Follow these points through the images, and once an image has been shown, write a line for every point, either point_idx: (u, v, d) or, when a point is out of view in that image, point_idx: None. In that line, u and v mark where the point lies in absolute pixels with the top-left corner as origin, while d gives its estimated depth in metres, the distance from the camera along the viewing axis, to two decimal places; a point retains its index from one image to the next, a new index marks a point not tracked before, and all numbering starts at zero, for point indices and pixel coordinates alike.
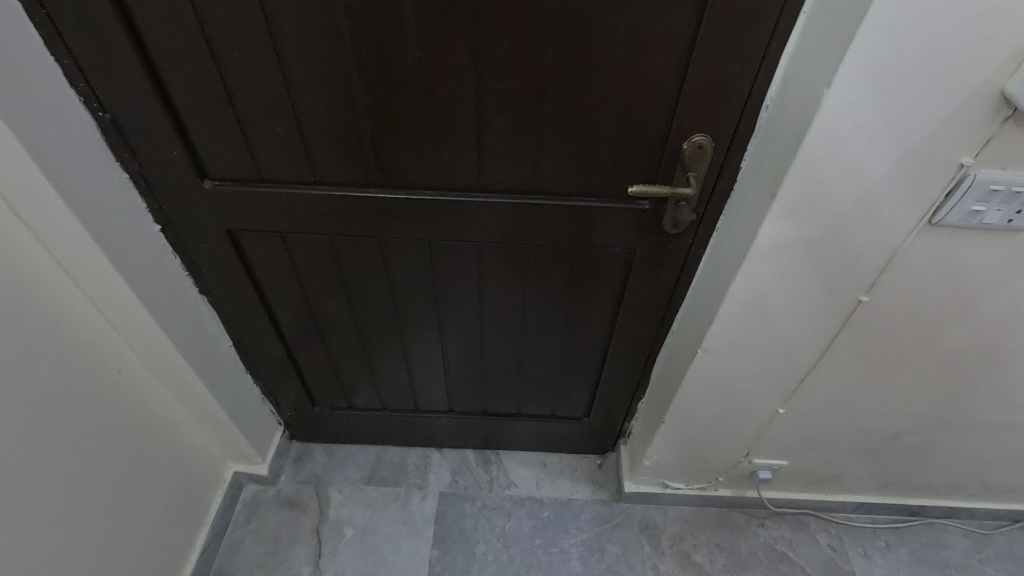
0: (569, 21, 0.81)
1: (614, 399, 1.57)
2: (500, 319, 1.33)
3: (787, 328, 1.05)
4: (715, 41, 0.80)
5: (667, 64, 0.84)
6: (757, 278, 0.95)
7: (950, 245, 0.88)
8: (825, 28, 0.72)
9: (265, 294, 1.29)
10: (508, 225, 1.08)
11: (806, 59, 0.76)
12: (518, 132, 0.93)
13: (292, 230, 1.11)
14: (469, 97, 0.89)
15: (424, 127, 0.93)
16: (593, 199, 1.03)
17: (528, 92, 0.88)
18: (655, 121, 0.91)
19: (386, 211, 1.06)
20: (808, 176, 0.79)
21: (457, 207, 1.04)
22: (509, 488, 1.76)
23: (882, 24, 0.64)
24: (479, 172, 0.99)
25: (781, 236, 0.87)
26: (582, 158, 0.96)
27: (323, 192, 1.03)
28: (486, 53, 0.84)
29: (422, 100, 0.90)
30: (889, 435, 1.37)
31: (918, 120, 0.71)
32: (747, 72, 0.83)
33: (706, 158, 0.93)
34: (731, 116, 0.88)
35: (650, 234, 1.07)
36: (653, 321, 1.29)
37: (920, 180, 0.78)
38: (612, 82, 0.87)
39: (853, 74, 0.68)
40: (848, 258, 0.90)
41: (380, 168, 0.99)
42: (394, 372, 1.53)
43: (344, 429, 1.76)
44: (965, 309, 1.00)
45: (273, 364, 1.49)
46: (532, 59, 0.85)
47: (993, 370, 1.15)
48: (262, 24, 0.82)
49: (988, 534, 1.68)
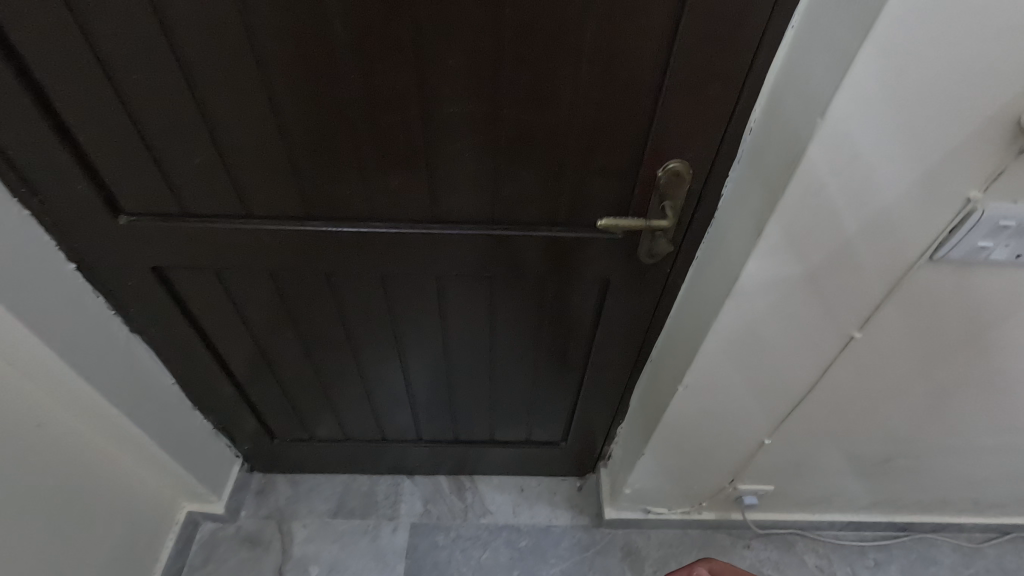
0: (525, 37, 0.70)
1: (593, 424, 1.49)
2: (466, 349, 1.23)
3: (774, 364, 0.97)
4: (693, 58, 0.70)
5: (638, 84, 0.74)
6: (741, 316, 0.86)
7: (953, 281, 0.79)
8: (818, 46, 0.62)
9: (205, 331, 1.17)
10: (468, 258, 0.98)
11: (796, 79, 0.66)
12: (473, 159, 0.82)
13: (227, 265, 1.00)
14: (415, 121, 0.78)
15: (366, 155, 0.82)
16: (560, 228, 0.93)
17: (482, 116, 0.77)
18: (626, 146, 0.81)
19: (331, 245, 0.95)
20: (797, 213, 0.70)
21: (410, 238, 0.94)
22: (485, 515, 1.67)
23: (886, 45, 0.54)
24: (432, 202, 0.89)
25: (768, 274, 0.78)
26: (546, 186, 0.86)
27: (257, 226, 0.92)
28: (431, 73, 0.73)
29: (360, 125, 0.78)
30: (880, 459, 1.31)
31: (925, 151, 0.62)
32: (729, 91, 0.73)
33: (682, 185, 0.82)
34: (711, 139, 0.78)
35: (624, 262, 0.98)
36: (631, 348, 1.20)
37: (923, 215, 0.69)
38: (577, 104, 0.76)
39: (849, 103, 0.58)
40: (841, 293, 0.82)
41: (320, 200, 0.88)
42: (356, 403, 1.42)
43: (308, 459, 1.66)
44: (964, 342, 0.92)
45: (223, 399, 1.38)
46: (485, 79, 0.74)
47: (990, 397, 1.08)
48: (166, 43, 0.70)
49: (976, 547, 1.64)
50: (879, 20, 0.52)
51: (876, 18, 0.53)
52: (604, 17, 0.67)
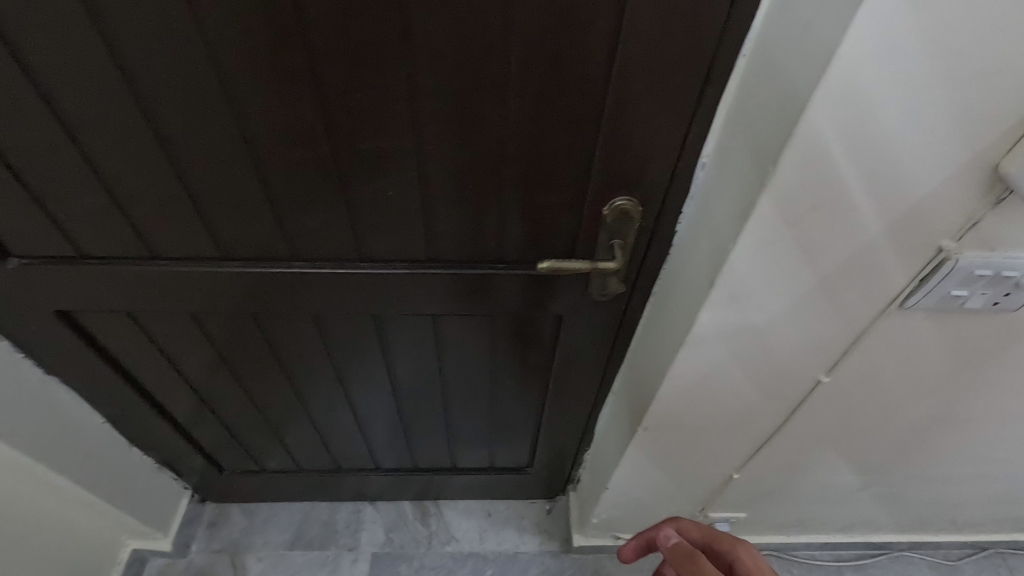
0: (441, 70, 0.60)
1: (559, 451, 1.42)
2: (416, 383, 1.16)
3: (738, 406, 0.90)
4: (635, 91, 0.61)
5: (576, 120, 0.64)
6: (699, 363, 0.79)
7: (925, 326, 0.72)
8: (771, 83, 0.54)
9: (129, 371, 1.08)
10: (405, 297, 0.89)
11: (748, 117, 0.59)
12: (398, 199, 0.73)
13: (140, 309, 0.91)
14: (327, 159, 0.69)
15: (278, 194, 0.73)
16: (503, 267, 0.84)
17: (402, 154, 0.68)
18: (568, 184, 0.72)
19: (251, 286, 0.86)
20: (753, 263, 0.62)
21: (337, 279, 0.85)
22: (449, 543, 1.60)
23: (843, 90, 0.47)
24: (358, 242, 0.80)
25: (724, 323, 0.71)
26: (483, 225, 0.77)
27: (165, 268, 0.83)
28: (338, 109, 0.64)
29: (266, 163, 0.69)
30: (854, 487, 1.25)
31: (891, 201, 0.55)
32: (677, 125, 0.64)
33: (631, 224, 0.74)
34: (661, 177, 0.70)
35: (577, 300, 0.90)
36: (591, 379, 1.14)
37: (891, 264, 0.62)
38: (509, 142, 0.67)
39: (803, 150, 0.51)
40: (805, 340, 0.74)
41: (233, 241, 0.79)
42: (306, 435, 1.34)
43: (262, 490, 1.57)
44: (939, 383, 0.85)
45: (161, 436, 1.29)
46: (399, 116, 0.64)
47: (967, 431, 1.02)
48: (27, 77, 0.60)
49: (953, 564, 1.61)
50: (834, 64, 0.45)
51: (831, 60, 0.45)
52: (529, 48, 0.58)
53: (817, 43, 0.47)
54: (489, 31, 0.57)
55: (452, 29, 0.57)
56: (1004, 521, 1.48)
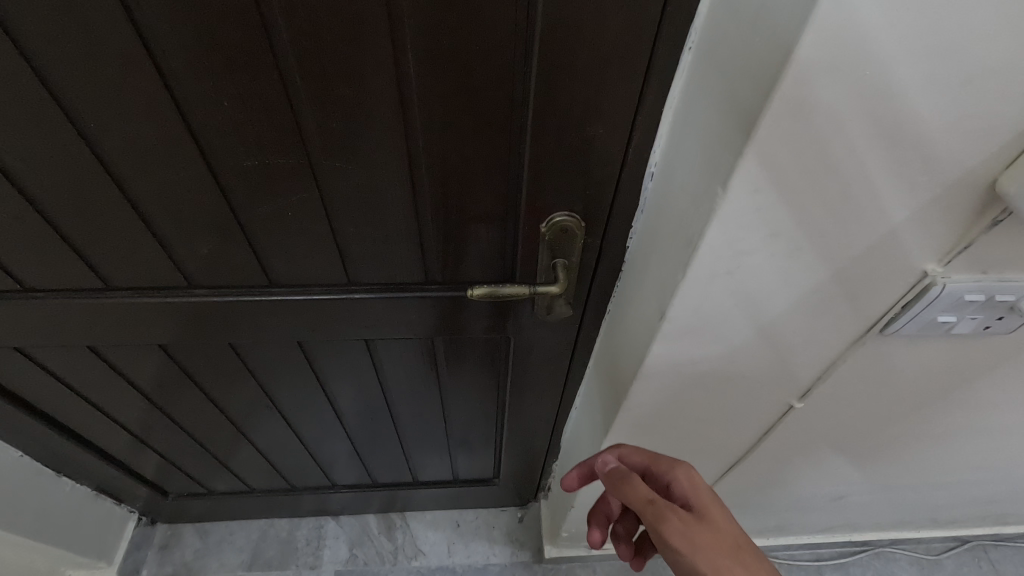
0: (320, 74, 0.49)
1: (525, 463, 1.34)
2: (361, 403, 1.06)
3: (704, 431, 0.82)
4: (562, 93, 0.50)
5: (496, 125, 0.54)
6: (657, 394, 0.70)
7: (907, 350, 0.64)
8: (716, 87, 0.44)
9: (37, 403, 0.98)
10: (330, 323, 0.79)
11: (693, 126, 0.48)
12: (299, 218, 0.63)
13: (30, 343, 0.80)
14: (205, 177, 0.57)
15: (156, 217, 0.62)
16: (435, 287, 0.73)
17: (295, 169, 0.57)
18: (496, 199, 0.61)
19: (149, 316, 0.76)
20: (709, 295, 0.53)
21: (246, 305, 0.75)
22: (416, 558, 1.53)
23: (803, 101, 0.37)
24: (263, 266, 0.69)
25: (680, 356, 0.62)
26: (403, 245, 0.67)
27: (41, 302, 0.72)
28: (204, 121, 0.52)
29: (133, 185, 0.58)
30: (833, 496, 1.19)
31: (862, 226, 0.46)
32: (617, 131, 0.54)
33: (573, 242, 0.65)
34: (602, 189, 0.60)
35: (522, 319, 0.81)
36: (550, 396, 1.05)
37: (866, 290, 0.53)
38: (419, 152, 0.56)
39: (759, 173, 0.41)
40: (773, 368, 0.66)
41: (115, 269, 0.68)
42: (250, 458, 1.25)
43: (214, 510, 1.49)
44: (921, 402, 0.78)
45: (89, 466, 1.19)
46: (282, 126, 0.53)
47: (950, 441, 0.95)
48: None
49: (934, 558, 1.56)
50: (791, 68, 0.35)
51: (787, 64, 0.35)
52: (425, 44, 0.47)
53: (769, 42, 0.37)
54: (373, 24, 0.46)
55: (326, 24, 0.45)
56: (986, 517, 1.43)
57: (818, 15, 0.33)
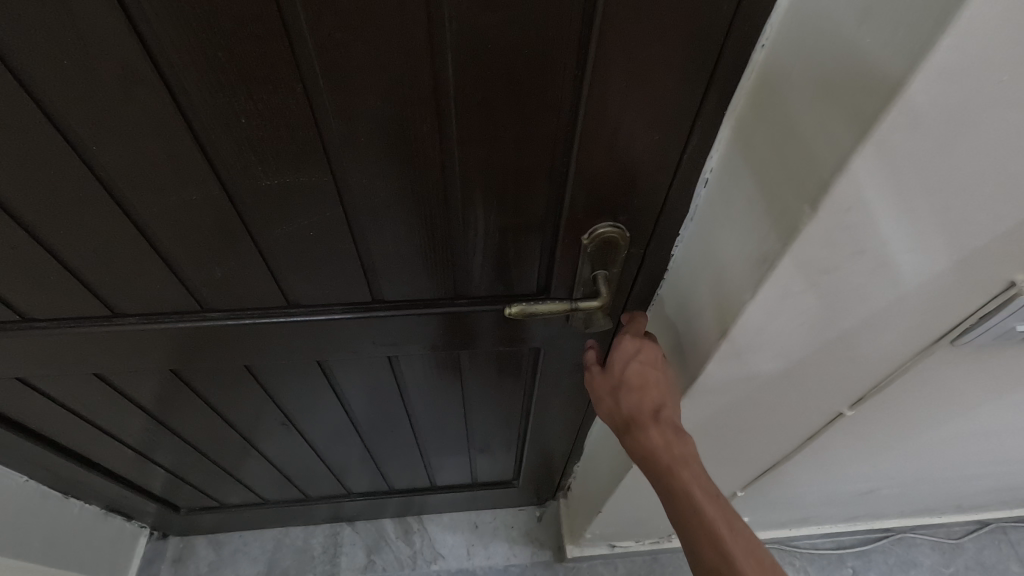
0: (349, 84, 0.44)
1: (545, 465, 1.31)
2: (379, 415, 1.03)
3: (746, 439, 0.78)
4: (617, 98, 0.46)
5: (541, 132, 0.49)
6: (705, 408, 0.66)
7: (971, 355, 0.60)
8: (804, 90, 0.39)
9: (41, 429, 0.94)
10: (351, 342, 0.74)
11: (767, 132, 0.44)
12: (321, 237, 0.58)
13: (32, 373, 0.76)
14: (219, 199, 0.52)
15: (166, 241, 0.57)
16: (463, 302, 0.69)
17: (317, 186, 0.52)
18: (537, 210, 0.57)
19: (158, 342, 0.71)
20: (776, 313, 0.49)
21: (262, 328, 0.70)
22: (435, 561, 1.50)
23: (925, 112, 0.33)
24: (282, 287, 0.64)
25: (736, 372, 0.58)
26: (431, 259, 0.62)
27: (42, 333, 0.67)
28: (217, 138, 0.47)
29: (139, 209, 0.53)
30: (862, 490, 1.17)
31: (958, 241, 0.42)
32: (671, 136, 0.50)
33: (615, 254, 0.60)
34: (652, 198, 0.55)
35: (555, 331, 0.77)
36: (576, 403, 1.01)
37: (945, 302, 0.50)
38: (454, 164, 0.51)
39: (855, 187, 0.37)
40: (830, 379, 0.62)
41: (122, 295, 0.63)
42: (263, 470, 1.21)
43: (227, 522, 1.45)
44: (974, 402, 0.74)
45: (97, 486, 1.15)
46: (305, 142, 0.48)
47: (993, 437, 0.92)
48: None
49: (957, 542, 1.53)
50: (919, 77, 0.31)
51: (916, 72, 0.31)
52: (469, 48, 0.42)
53: (889, 44, 0.32)
54: (411, 28, 0.40)
55: (361, 30, 0.40)
56: (1009, 501, 1.41)
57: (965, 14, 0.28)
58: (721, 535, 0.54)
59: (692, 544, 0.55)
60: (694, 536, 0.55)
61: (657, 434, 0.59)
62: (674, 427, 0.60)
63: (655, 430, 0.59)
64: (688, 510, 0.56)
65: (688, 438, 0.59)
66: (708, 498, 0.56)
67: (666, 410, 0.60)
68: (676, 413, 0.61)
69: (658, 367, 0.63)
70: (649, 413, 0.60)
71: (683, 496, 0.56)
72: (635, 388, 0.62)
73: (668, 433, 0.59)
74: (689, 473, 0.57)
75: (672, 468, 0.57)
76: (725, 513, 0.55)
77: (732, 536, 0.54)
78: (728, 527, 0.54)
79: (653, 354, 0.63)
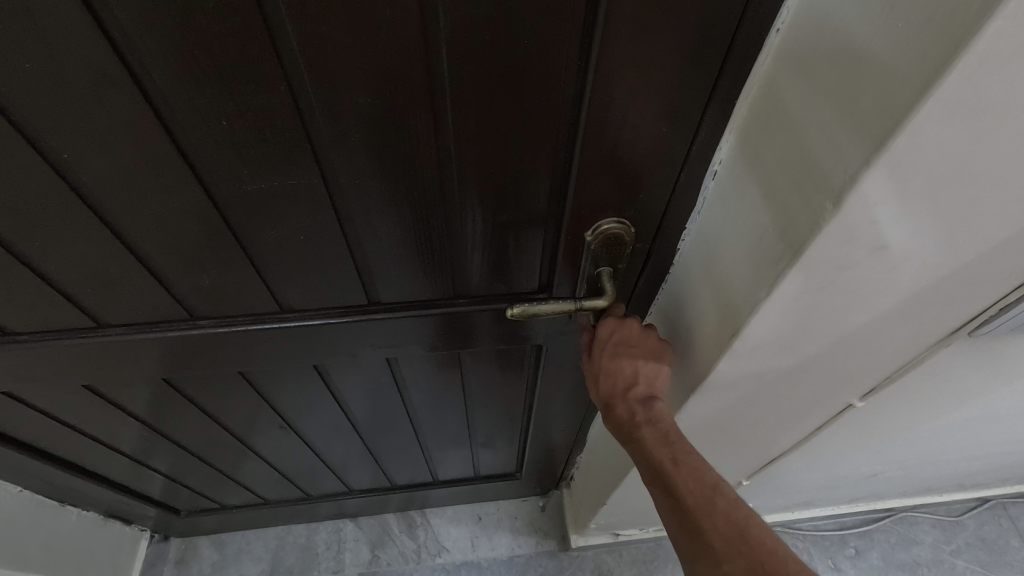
0: (338, 82, 0.41)
1: (548, 457, 1.30)
2: (378, 414, 1.01)
3: (755, 432, 0.77)
4: (623, 90, 0.43)
5: (543, 128, 0.46)
6: (714, 405, 0.65)
7: (985, 344, 0.59)
8: (827, 77, 0.37)
9: (31, 440, 0.91)
10: (348, 346, 0.72)
11: (783, 120, 0.42)
12: (313, 241, 0.55)
13: (18, 386, 0.74)
14: (203, 205, 0.50)
15: (150, 250, 0.54)
16: (464, 302, 0.67)
17: (308, 190, 0.50)
18: (539, 206, 0.54)
19: (147, 352, 0.68)
20: (791, 311, 0.47)
21: (254, 334, 0.67)
22: (439, 555, 1.50)
23: (961, 105, 0.30)
24: (275, 292, 0.62)
25: (747, 370, 0.57)
26: (429, 260, 0.60)
27: (27, 346, 0.64)
28: (200, 143, 0.44)
29: (119, 217, 0.50)
30: (866, 473, 1.16)
31: (985, 233, 0.40)
32: (678, 128, 0.47)
33: (621, 250, 0.58)
34: (659, 191, 0.53)
35: (557, 326, 0.75)
36: (579, 396, 1.00)
37: (965, 294, 0.48)
38: (452, 162, 0.49)
39: (883, 184, 0.35)
40: (843, 373, 0.61)
41: (108, 306, 0.60)
42: (263, 471, 1.19)
43: (228, 523, 1.44)
44: (984, 388, 0.72)
45: (94, 494, 1.13)
46: (293, 145, 0.45)
47: (1000, 420, 0.91)
48: None
49: (958, 520, 1.52)
50: (960, 65, 0.28)
51: (958, 58, 0.28)
52: (467, 42, 0.39)
53: (927, 29, 0.29)
54: (402, 22, 0.38)
55: (350, 25, 0.37)
56: (1010, 478, 1.40)
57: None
58: (669, 474, 0.55)
59: (657, 493, 0.57)
60: (656, 485, 0.57)
61: (624, 408, 0.60)
62: (641, 398, 0.60)
63: (619, 403, 0.61)
64: (647, 464, 0.57)
65: (655, 404, 0.59)
66: (659, 444, 0.57)
67: (637, 387, 0.60)
68: (650, 385, 0.60)
69: (631, 346, 0.61)
70: (619, 391, 0.60)
71: (643, 454, 0.58)
72: (607, 373, 0.61)
73: (634, 405, 0.60)
74: (648, 433, 0.58)
75: (634, 433, 0.59)
76: (677, 454, 0.56)
77: (678, 471, 0.55)
78: (674, 463, 0.55)
79: (628, 332, 0.61)
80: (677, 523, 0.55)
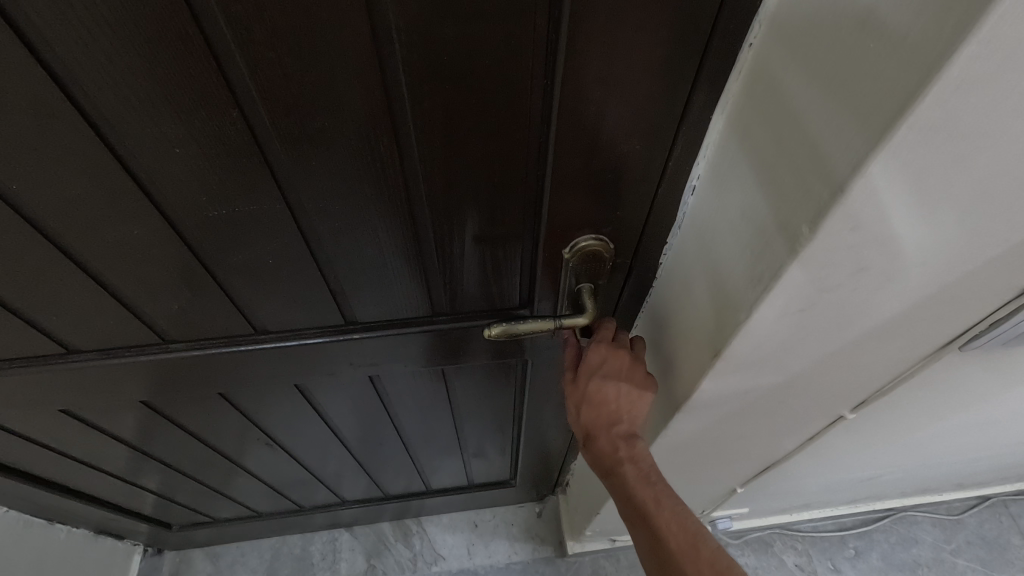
0: (295, 107, 0.39)
1: (542, 464, 1.28)
2: (366, 429, 1.00)
3: (746, 444, 0.75)
4: (593, 108, 0.42)
5: (512, 146, 0.45)
6: (701, 422, 0.63)
7: (977, 355, 0.57)
8: (801, 96, 0.35)
9: (12, 463, 0.90)
10: (327, 365, 0.71)
11: (759, 136, 0.40)
12: (284, 263, 0.54)
13: None
14: (164, 231, 0.48)
15: (115, 277, 0.52)
16: (444, 320, 0.65)
17: (272, 214, 0.48)
18: (514, 223, 0.53)
19: (121, 377, 0.67)
20: (774, 331, 0.46)
21: (230, 357, 0.66)
22: (435, 563, 1.49)
23: (936, 129, 0.29)
24: (248, 314, 0.60)
25: (733, 387, 0.55)
26: (404, 278, 0.58)
27: None
28: (156, 170, 0.43)
29: (80, 245, 0.48)
30: (864, 476, 1.14)
31: (971, 252, 0.38)
32: (653, 145, 0.46)
33: (601, 266, 0.57)
34: (638, 207, 0.51)
35: (542, 341, 0.73)
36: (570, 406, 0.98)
37: (954, 310, 0.46)
38: (419, 183, 0.47)
39: (859, 206, 0.33)
40: (833, 387, 0.59)
41: (76, 332, 0.59)
42: (252, 485, 1.18)
43: (221, 536, 1.43)
44: (978, 396, 0.71)
45: (82, 512, 1.12)
46: (254, 170, 0.44)
47: (998, 424, 0.89)
48: None
49: (958, 519, 1.51)
50: (932, 91, 0.27)
51: (927, 86, 0.27)
52: (426, 63, 0.38)
53: (896, 50, 0.28)
54: (355, 46, 0.36)
55: (301, 49, 0.36)
56: (1009, 476, 1.38)
57: (992, 17, 0.24)
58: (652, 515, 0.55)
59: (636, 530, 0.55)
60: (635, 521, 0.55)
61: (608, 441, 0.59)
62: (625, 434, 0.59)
63: (602, 434, 0.60)
64: (630, 502, 0.57)
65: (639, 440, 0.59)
66: (642, 484, 0.56)
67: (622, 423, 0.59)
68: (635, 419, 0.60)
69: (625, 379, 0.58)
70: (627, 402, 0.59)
71: (626, 492, 0.57)
72: (593, 403, 0.59)
73: (618, 440, 0.59)
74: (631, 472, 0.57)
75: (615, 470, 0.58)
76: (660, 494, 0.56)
77: (662, 512, 0.55)
78: (658, 505, 0.55)
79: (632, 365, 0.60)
80: (650, 557, 0.55)
